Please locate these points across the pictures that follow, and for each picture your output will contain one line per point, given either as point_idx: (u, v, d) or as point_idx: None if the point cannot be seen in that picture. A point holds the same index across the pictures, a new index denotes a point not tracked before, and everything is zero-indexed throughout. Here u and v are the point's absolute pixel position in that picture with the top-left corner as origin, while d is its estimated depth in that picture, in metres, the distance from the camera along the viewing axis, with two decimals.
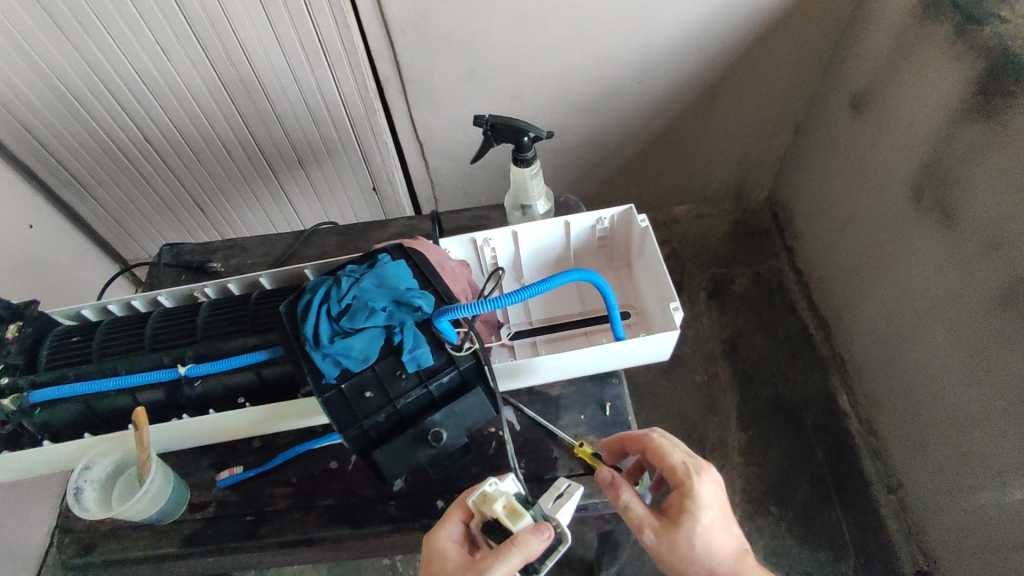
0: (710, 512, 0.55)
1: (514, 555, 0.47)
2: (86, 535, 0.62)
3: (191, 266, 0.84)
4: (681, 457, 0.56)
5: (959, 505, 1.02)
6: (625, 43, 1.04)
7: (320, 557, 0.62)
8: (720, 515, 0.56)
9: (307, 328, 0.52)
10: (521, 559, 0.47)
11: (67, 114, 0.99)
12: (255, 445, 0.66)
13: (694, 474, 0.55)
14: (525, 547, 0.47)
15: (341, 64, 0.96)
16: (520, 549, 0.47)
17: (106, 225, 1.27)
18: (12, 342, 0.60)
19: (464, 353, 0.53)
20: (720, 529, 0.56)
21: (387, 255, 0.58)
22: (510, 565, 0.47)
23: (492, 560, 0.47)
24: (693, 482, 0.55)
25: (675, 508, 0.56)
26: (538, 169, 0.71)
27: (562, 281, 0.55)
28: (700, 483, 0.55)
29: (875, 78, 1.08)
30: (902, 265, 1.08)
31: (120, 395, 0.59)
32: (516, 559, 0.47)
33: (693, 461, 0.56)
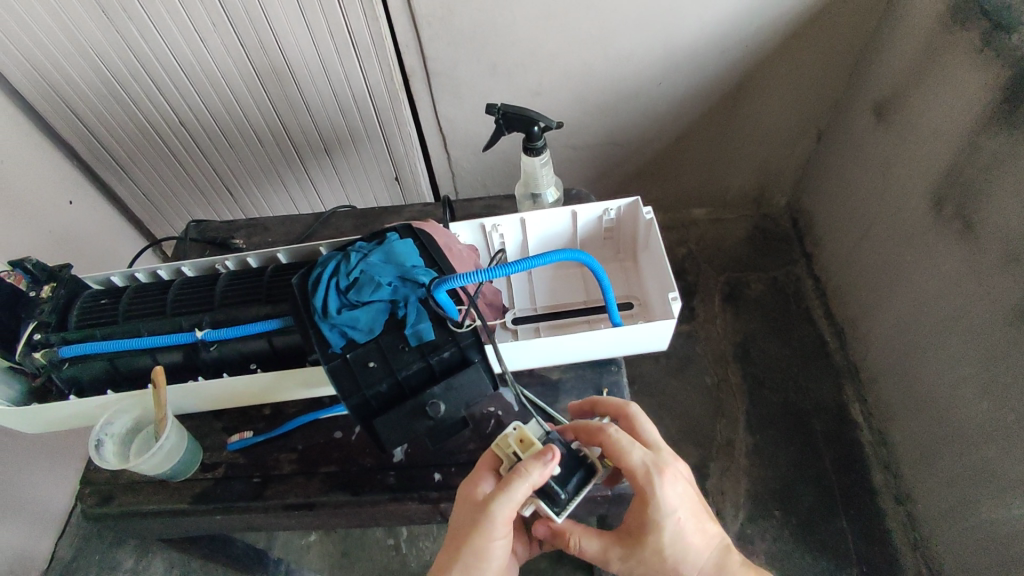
0: (673, 514, 0.57)
1: (519, 484, 0.51)
2: (104, 487, 0.65)
3: (214, 242, 0.88)
4: (641, 459, 0.57)
5: (967, 520, 1.01)
6: (648, 43, 1.05)
7: (321, 522, 0.65)
8: (680, 512, 0.58)
9: (316, 299, 0.55)
10: (527, 488, 0.51)
11: (108, 96, 1.04)
12: (265, 412, 0.69)
13: (654, 478, 0.56)
14: (527, 474, 0.51)
15: (369, 55, 0.99)
16: (524, 477, 0.51)
17: (139, 204, 1.33)
18: (46, 301, 0.64)
19: (464, 330, 0.55)
20: (685, 528, 0.58)
21: (396, 234, 0.60)
22: (514, 496, 0.51)
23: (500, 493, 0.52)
24: (654, 489, 0.56)
25: (637, 519, 0.58)
26: (548, 159, 0.73)
27: (557, 260, 0.58)
28: (659, 488, 0.56)
29: (900, 85, 1.07)
30: (920, 274, 1.07)
31: (142, 355, 0.63)
32: (521, 487, 0.51)
33: (651, 466, 0.57)
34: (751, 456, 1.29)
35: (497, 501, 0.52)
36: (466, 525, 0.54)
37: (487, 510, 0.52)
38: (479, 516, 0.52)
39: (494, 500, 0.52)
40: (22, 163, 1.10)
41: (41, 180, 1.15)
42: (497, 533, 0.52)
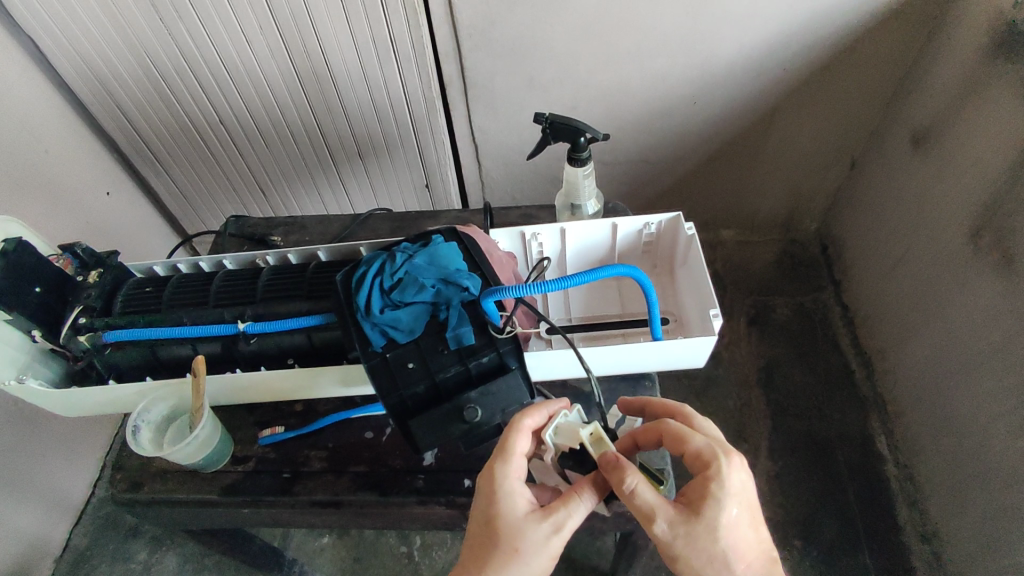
0: (733, 499, 0.53)
1: (582, 504, 0.52)
2: (135, 473, 0.66)
3: (253, 238, 0.90)
4: (703, 441, 0.55)
5: (995, 563, 0.97)
6: (685, 63, 1.06)
7: (346, 521, 0.64)
8: (741, 507, 0.54)
9: (360, 297, 0.56)
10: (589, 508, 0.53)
11: (153, 93, 1.07)
12: (297, 409, 0.70)
13: (721, 457, 0.54)
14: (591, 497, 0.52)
15: (408, 61, 1.00)
16: (592, 500, 0.52)
17: (174, 199, 1.35)
18: (92, 286, 0.65)
19: (504, 336, 0.55)
20: (742, 520, 0.54)
21: (440, 237, 0.61)
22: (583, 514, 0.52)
23: (566, 512, 0.52)
24: (719, 467, 0.53)
25: (697, 493, 0.53)
26: (592, 170, 0.73)
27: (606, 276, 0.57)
28: (723, 467, 0.53)
29: (940, 115, 1.06)
30: (953, 307, 1.05)
31: (182, 344, 0.63)
32: (589, 504, 0.53)
33: (714, 445, 0.55)
34: (772, 483, 1.27)
35: (567, 520, 0.52)
36: (525, 540, 0.52)
37: (558, 528, 0.52)
38: (550, 537, 0.52)
39: (564, 517, 0.52)
40: (65, 153, 1.13)
41: (82, 170, 1.17)
42: (559, 546, 0.52)
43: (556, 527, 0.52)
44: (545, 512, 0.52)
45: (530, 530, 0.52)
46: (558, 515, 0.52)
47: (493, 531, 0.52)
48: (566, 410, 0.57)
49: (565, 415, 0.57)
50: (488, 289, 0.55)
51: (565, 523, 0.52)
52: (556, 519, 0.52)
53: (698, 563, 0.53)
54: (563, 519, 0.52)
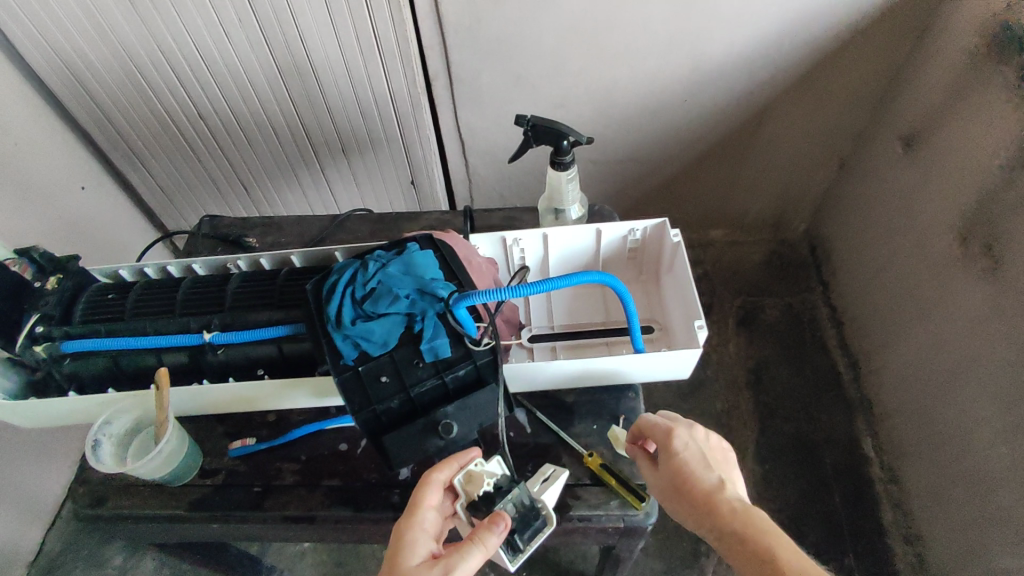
0: (689, 456, 0.59)
1: (476, 550, 0.49)
2: (99, 488, 0.63)
3: (228, 239, 0.87)
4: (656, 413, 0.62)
5: (976, 568, 0.97)
6: (675, 61, 1.04)
7: (320, 536, 0.62)
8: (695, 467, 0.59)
9: (331, 308, 0.53)
10: (484, 555, 0.49)
11: (129, 85, 1.03)
12: (269, 419, 0.67)
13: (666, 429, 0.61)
14: (485, 541, 0.49)
15: (392, 58, 0.97)
16: (482, 546, 0.49)
17: (152, 194, 1.32)
18: (51, 292, 0.63)
19: (482, 348, 0.53)
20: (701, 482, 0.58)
21: (416, 244, 0.58)
22: (474, 561, 0.49)
23: (459, 556, 0.49)
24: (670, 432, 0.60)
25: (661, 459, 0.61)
26: (576, 174, 0.71)
27: (582, 282, 0.55)
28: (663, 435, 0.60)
29: (930, 118, 1.05)
30: (941, 311, 1.04)
31: (147, 354, 0.61)
32: (482, 552, 0.49)
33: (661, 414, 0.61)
34: (759, 486, 1.26)
35: (455, 564, 0.49)
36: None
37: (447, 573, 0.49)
38: None
39: (452, 560, 0.49)
40: (37, 148, 1.09)
41: (54, 165, 1.14)
42: None
43: (444, 570, 0.49)
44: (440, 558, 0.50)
45: None
46: (450, 559, 0.49)
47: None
48: (477, 460, 0.55)
49: (479, 463, 0.55)
50: (460, 295, 0.54)
51: (455, 566, 0.49)
52: (447, 562, 0.49)
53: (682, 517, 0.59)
54: (454, 562, 0.49)
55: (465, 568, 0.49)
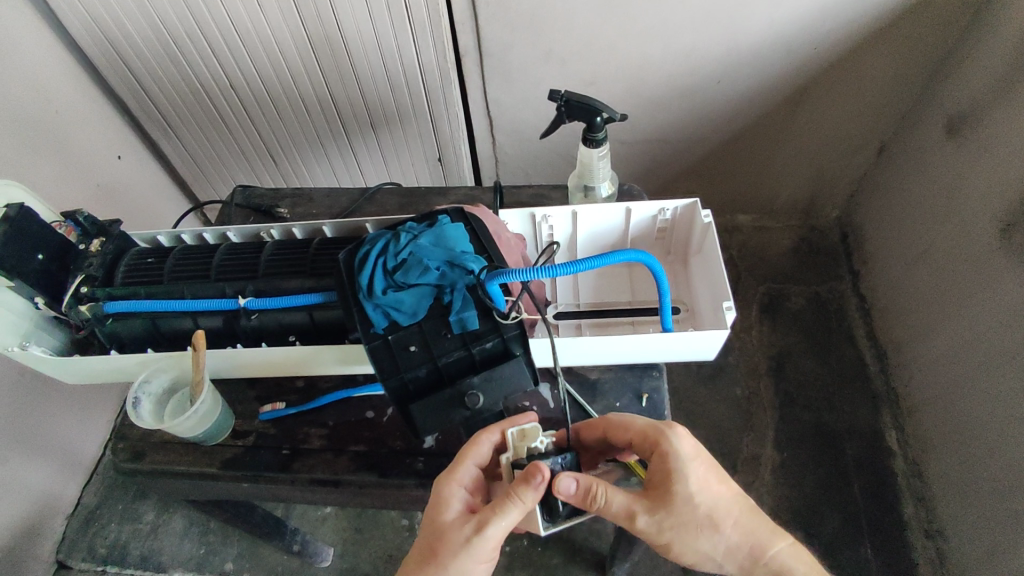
0: (695, 463, 0.55)
1: (513, 509, 0.50)
2: (136, 444, 0.66)
3: (259, 209, 0.89)
4: (639, 425, 0.57)
5: (998, 565, 0.96)
6: (712, 39, 1.01)
7: (345, 500, 0.64)
8: (703, 466, 0.56)
9: (362, 277, 0.54)
10: (522, 511, 0.50)
11: (163, 53, 1.04)
12: (298, 385, 0.69)
13: (663, 432, 0.56)
14: (520, 500, 0.49)
15: (423, 32, 0.97)
16: (518, 503, 0.49)
17: (184, 164, 1.34)
18: (94, 255, 0.65)
19: (509, 322, 0.54)
20: (709, 478, 0.55)
21: (447, 217, 0.59)
22: (509, 517, 0.50)
23: (493, 514, 0.50)
24: (668, 438, 0.55)
25: (660, 472, 0.55)
26: (607, 152, 0.71)
27: (617, 261, 0.55)
28: (667, 438, 0.55)
29: (979, 103, 1.01)
30: (978, 303, 1.01)
31: (184, 317, 0.63)
32: (516, 508, 0.50)
33: (652, 423, 0.57)
34: (777, 473, 1.25)
35: (490, 523, 0.50)
36: (449, 543, 0.51)
37: (480, 529, 0.50)
38: (470, 538, 0.50)
39: (486, 519, 0.50)
40: (77, 115, 1.12)
41: (92, 132, 1.16)
42: (484, 550, 0.50)
43: (477, 527, 0.50)
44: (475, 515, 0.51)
45: (455, 530, 0.52)
46: (483, 517, 0.51)
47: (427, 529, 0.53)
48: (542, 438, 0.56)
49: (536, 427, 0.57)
50: (493, 271, 0.53)
51: (489, 524, 0.50)
52: (480, 520, 0.51)
53: (690, 540, 0.55)
54: (487, 521, 0.50)
55: (502, 524, 0.50)
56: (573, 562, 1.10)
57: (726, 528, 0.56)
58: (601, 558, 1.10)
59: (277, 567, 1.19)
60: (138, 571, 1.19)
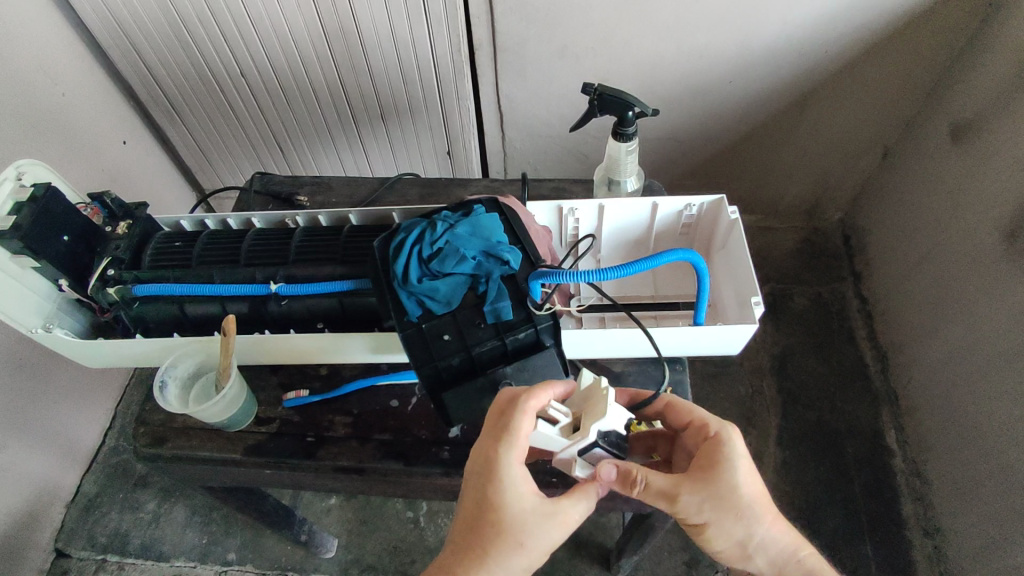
0: (746, 459, 0.57)
1: (588, 501, 0.54)
2: (159, 429, 0.66)
3: (279, 196, 0.89)
4: (700, 414, 0.60)
5: (995, 564, 0.97)
6: (724, 39, 1.02)
7: (369, 488, 0.64)
8: (752, 466, 0.58)
9: (398, 265, 0.55)
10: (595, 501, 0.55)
11: (173, 38, 1.03)
12: (321, 373, 0.69)
13: (724, 424, 0.58)
14: (595, 491, 0.54)
15: (439, 23, 0.97)
16: (593, 495, 0.54)
17: (190, 151, 1.33)
18: (121, 238, 0.65)
19: (543, 313, 0.55)
20: (755, 479, 0.57)
21: (481, 207, 0.60)
22: (587, 509, 0.54)
23: (574, 509, 0.53)
24: (728, 431, 0.58)
25: (711, 458, 0.57)
26: (635, 147, 0.72)
27: (666, 260, 0.56)
28: (730, 429, 0.57)
29: (985, 109, 1.02)
30: (981, 307, 1.03)
31: (212, 303, 0.63)
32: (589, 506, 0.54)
33: (711, 416, 0.59)
34: (779, 471, 1.27)
35: (574, 516, 0.53)
36: (533, 534, 0.51)
37: (562, 523, 0.52)
38: (555, 532, 0.52)
39: (570, 512, 0.53)
40: (82, 98, 1.11)
41: (99, 116, 1.15)
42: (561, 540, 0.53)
43: (564, 524, 0.52)
44: (557, 511, 0.53)
45: (533, 521, 0.52)
46: (567, 512, 0.53)
47: (496, 518, 0.51)
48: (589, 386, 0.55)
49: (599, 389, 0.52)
50: (535, 269, 0.56)
51: (574, 518, 0.53)
52: (564, 515, 0.53)
53: (727, 527, 0.56)
54: (571, 515, 0.53)
55: (579, 516, 0.54)
56: (578, 556, 1.11)
57: (766, 528, 0.57)
58: (606, 553, 1.10)
59: (283, 559, 1.16)
60: (139, 560, 1.17)
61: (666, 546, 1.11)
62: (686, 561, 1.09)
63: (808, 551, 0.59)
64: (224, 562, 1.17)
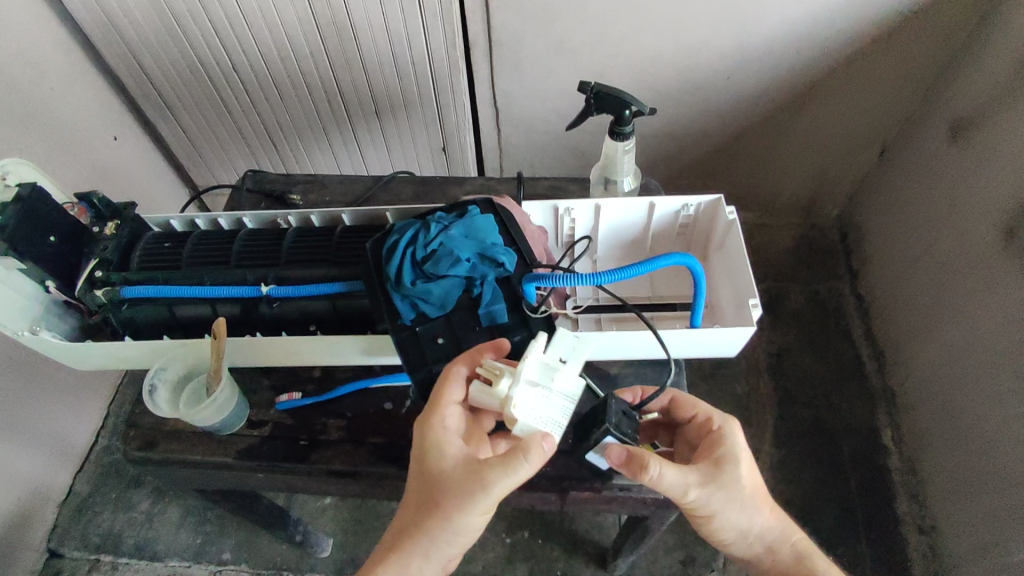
0: (746, 452, 0.59)
1: (524, 466, 0.48)
2: (150, 432, 0.65)
3: (271, 195, 0.88)
4: (704, 408, 0.61)
5: (990, 562, 0.98)
6: (721, 35, 1.01)
7: (362, 491, 0.64)
8: (749, 458, 0.60)
9: (391, 267, 0.55)
10: (535, 468, 0.48)
11: (165, 32, 1.02)
12: (314, 375, 0.68)
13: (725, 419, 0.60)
14: (530, 453, 0.48)
15: (434, 18, 0.95)
16: (524, 457, 0.48)
17: (183, 148, 1.31)
18: (109, 239, 0.64)
19: (538, 316, 0.55)
20: (754, 471, 0.59)
21: (476, 208, 0.59)
22: (518, 476, 0.48)
23: (498, 472, 0.49)
24: (728, 427, 0.59)
25: (714, 453, 0.58)
26: (632, 146, 0.71)
27: (663, 265, 0.55)
28: (733, 424, 0.58)
29: (983, 106, 1.02)
30: (978, 304, 1.03)
31: (202, 305, 0.63)
32: (530, 467, 0.48)
33: (716, 411, 0.60)
34: (775, 469, 1.27)
35: (495, 478, 0.49)
36: (449, 493, 0.50)
37: (484, 485, 0.49)
38: (474, 493, 0.49)
39: (490, 473, 0.48)
40: (72, 93, 1.09)
41: (90, 111, 1.14)
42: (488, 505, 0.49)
43: (482, 485, 0.49)
44: (476, 472, 0.49)
45: (454, 479, 0.50)
46: (485, 472, 0.49)
47: (426, 474, 0.51)
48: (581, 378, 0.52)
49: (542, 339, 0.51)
50: (530, 273, 0.56)
51: (495, 482, 0.48)
52: (485, 475, 0.49)
53: (729, 515, 0.59)
54: (492, 479, 0.49)
55: (508, 482, 0.49)
56: (574, 555, 1.10)
57: (761, 513, 0.60)
58: (603, 552, 1.10)
59: (277, 558, 1.16)
60: (133, 560, 1.17)
61: (663, 545, 1.10)
62: (682, 560, 1.09)
63: (797, 534, 0.63)
64: (218, 562, 1.16)
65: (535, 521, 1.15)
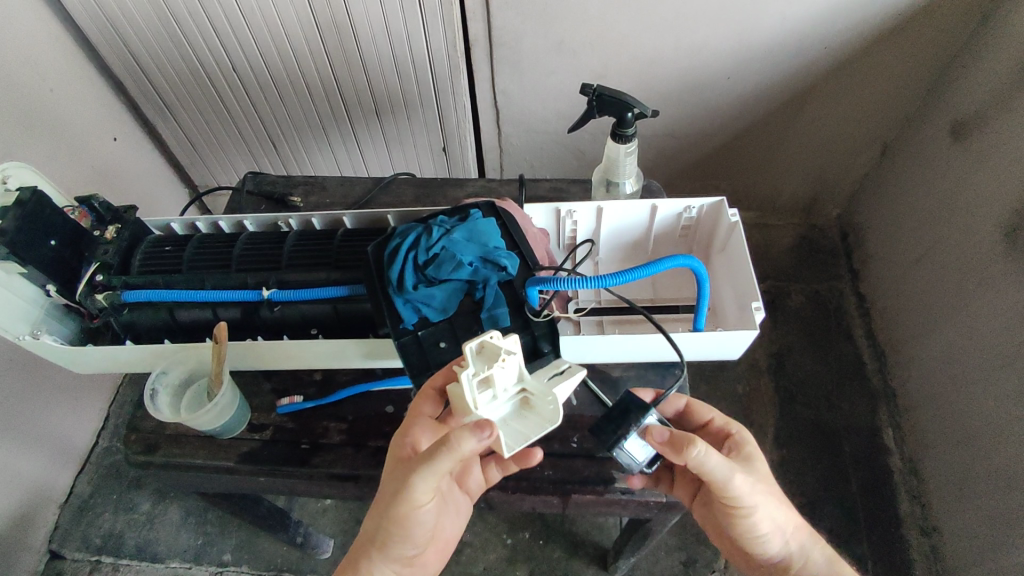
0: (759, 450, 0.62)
1: (444, 456, 0.47)
2: (151, 436, 0.65)
3: (272, 197, 0.88)
4: (720, 414, 0.64)
5: (991, 562, 0.98)
6: (722, 35, 1.00)
7: (364, 495, 0.64)
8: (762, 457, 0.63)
9: (392, 272, 0.55)
10: (450, 459, 0.46)
11: (165, 33, 1.01)
12: (316, 378, 0.68)
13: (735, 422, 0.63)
14: (451, 444, 0.46)
15: (434, 18, 0.95)
16: (441, 447, 0.47)
17: (183, 149, 1.31)
18: (109, 242, 0.64)
19: (540, 320, 0.55)
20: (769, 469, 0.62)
21: (478, 211, 0.59)
22: (435, 466, 0.47)
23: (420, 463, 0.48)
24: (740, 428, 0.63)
25: (740, 449, 0.60)
26: (634, 148, 0.71)
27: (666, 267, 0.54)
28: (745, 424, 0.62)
29: (985, 105, 1.01)
30: (979, 304, 1.02)
31: (203, 308, 0.63)
32: (449, 458, 0.47)
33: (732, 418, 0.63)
34: (776, 469, 1.27)
35: (416, 469, 0.48)
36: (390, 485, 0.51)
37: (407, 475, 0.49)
38: (399, 483, 0.49)
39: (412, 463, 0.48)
40: (72, 94, 1.09)
41: (90, 113, 1.13)
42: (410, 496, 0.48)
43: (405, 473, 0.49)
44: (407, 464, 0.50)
45: (394, 471, 0.51)
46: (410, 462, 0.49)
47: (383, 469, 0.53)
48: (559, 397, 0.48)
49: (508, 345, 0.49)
50: (534, 276, 0.56)
51: (413, 470, 0.48)
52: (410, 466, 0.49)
53: (768, 509, 0.59)
54: (412, 468, 0.48)
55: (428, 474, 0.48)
56: (576, 556, 1.10)
57: (789, 510, 0.61)
58: (604, 553, 1.10)
59: (278, 560, 1.15)
60: (133, 562, 1.17)
61: (664, 546, 1.10)
62: (684, 560, 1.09)
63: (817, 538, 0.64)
64: (219, 563, 1.16)
65: (536, 522, 1.15)
